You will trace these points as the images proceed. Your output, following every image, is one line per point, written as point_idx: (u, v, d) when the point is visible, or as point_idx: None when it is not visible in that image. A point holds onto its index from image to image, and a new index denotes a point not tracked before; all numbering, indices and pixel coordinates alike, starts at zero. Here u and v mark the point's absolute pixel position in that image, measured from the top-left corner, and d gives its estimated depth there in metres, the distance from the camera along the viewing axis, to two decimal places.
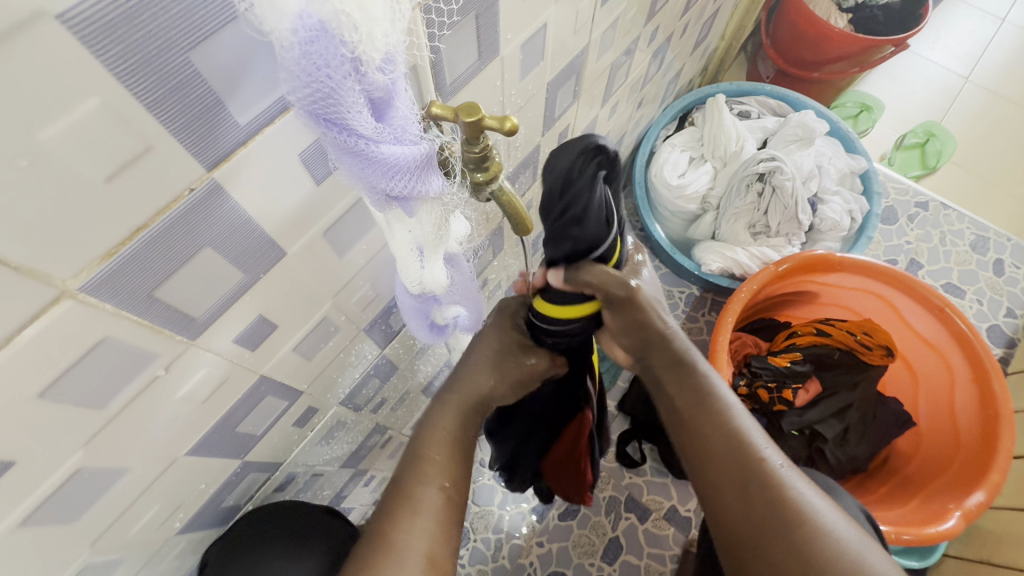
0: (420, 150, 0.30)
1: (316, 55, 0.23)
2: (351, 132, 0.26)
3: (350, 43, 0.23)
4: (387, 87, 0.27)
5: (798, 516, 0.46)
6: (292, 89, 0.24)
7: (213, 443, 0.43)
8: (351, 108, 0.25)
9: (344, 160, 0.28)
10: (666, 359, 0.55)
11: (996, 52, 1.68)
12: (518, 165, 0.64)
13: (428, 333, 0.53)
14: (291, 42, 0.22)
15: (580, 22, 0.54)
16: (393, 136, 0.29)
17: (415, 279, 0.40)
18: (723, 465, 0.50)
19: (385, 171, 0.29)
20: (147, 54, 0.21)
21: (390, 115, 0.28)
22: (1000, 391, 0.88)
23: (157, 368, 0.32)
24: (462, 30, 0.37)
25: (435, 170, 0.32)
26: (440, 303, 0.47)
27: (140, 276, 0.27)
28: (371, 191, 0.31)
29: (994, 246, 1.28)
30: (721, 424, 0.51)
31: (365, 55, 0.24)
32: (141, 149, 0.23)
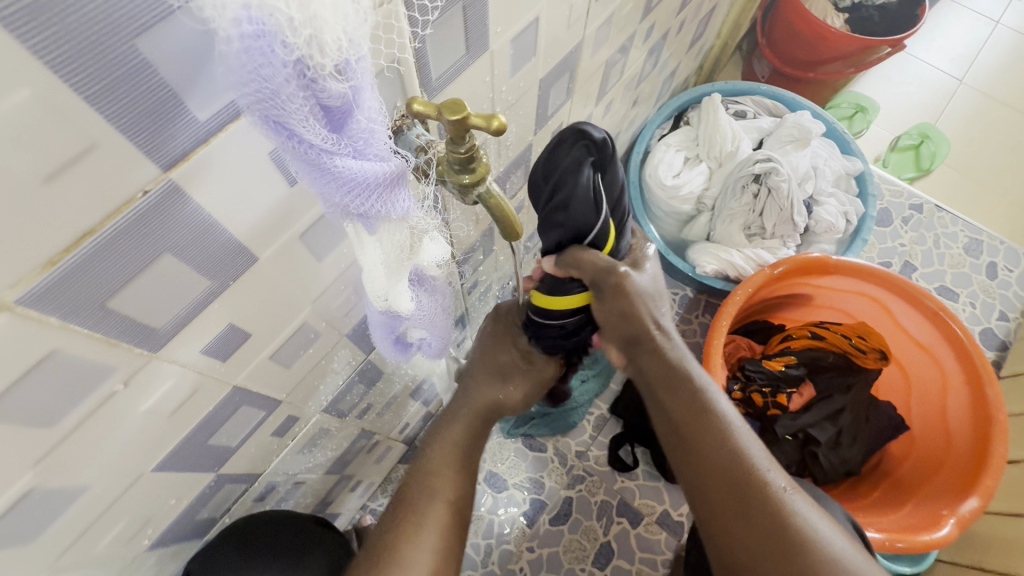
0: (385, 169, 0.29)
1: (259, 53, 0.21)
2: (299, 141, 0.24)
3: (292, 45, 0.21)
4: (345, 96, 0.24)
5: (802, 541, 0.46)
6: (234, 89, 0.22)
7: (184, 457, 0.41)
8: (296, 115, 0.23)
9: (299, 170, 0.26)
10: (667, 373, 0.51)
11: (990, 54, 1.68)
12: (509, 165, 0.62)
13: (391, 349, 0.50)
14: (231, 38, 0.20)
15: (575, 16, 0.52)
16: (353, 149, 0.27)
17: (380, 295, 0.37)
18: (726, 491, 0.49)
19: (338, 184, 0.27)
20: (86, 41, 0.19)
21: (349, 126, 0.26)
22: (993, 397, 0.87)
23: (115, 382, 0.30)
24: (448, 22, 0.35)
25: (402, 187, 0.31)
26: (408, 320, 0.44)
27: (90, 285, 0.25)
28: (329, 204, 0.29)
29: (988, 249, 1.28)
30: (724, 449, 0.49)
31: (312, 59, 0.22)
32: (85, 148, 0.21)
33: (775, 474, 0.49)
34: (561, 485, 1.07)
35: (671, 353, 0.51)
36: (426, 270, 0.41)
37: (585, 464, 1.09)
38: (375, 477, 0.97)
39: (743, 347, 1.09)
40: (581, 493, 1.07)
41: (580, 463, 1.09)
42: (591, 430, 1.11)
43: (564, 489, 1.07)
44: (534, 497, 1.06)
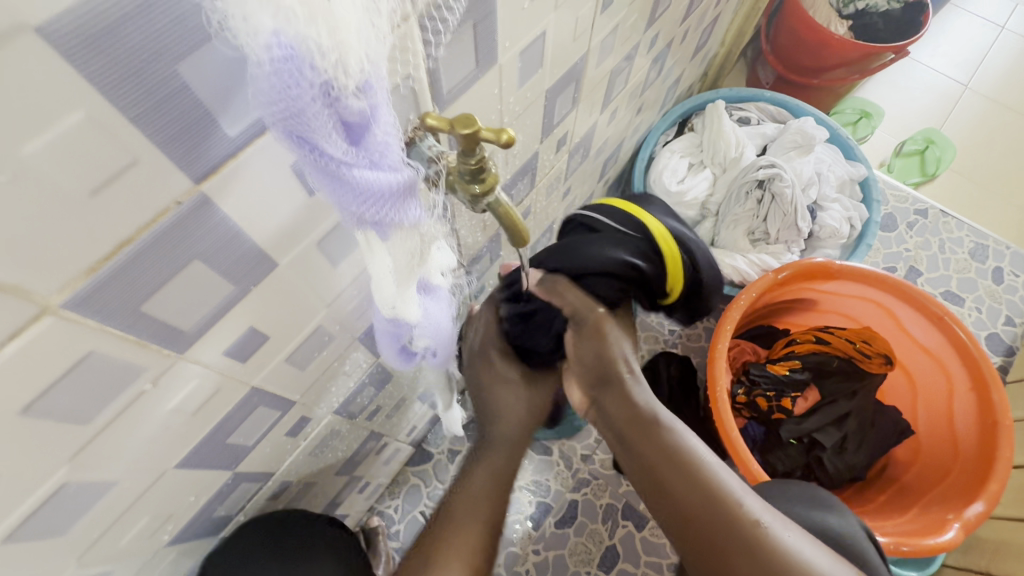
0: (399, 179, 0.30)
1: (287, 75, 0.22)
2: (322, 155, 0.25)
3: (320, 68, 0.22)
4: (363, 112, 0.26)
5: (783, 569, 0.47)
6: (262, 107, 0.23)
7: (204, 454, 0.43)
8: (321, 130, 0.24)
9: (318, 181, 0.27)
10: (631, 417, 0.57)
11: (995, 60, 1.68)
12: (516, 172, 0.64)
13: (399, 360, 0.51)
14: (263, 62, 0.22)
15: (580, 28, 0.54)
16: (371, 160, 0.28)
17: (390, 303, 0.38)
18: (705, 527, 0.51)
19: (357, 196, 0.28)
20: (132, 66, 0.20)
21: (366, 140, 0.27)
22: (998, 401, 0.87)
23: (144, 382, 0.31)
24: (459, 38, 0.37)
25: (413, 198, 0.32)
26: (415, 330, 0.45)
27: (126, 289, 0.26)
28: (346, 213, 0.29)
29: (993, 254, 1.28)
30: (696, 487, 0.52)
31: (337, 80, 0.23)
32: (127, 163, 0.22)
33: (743, 497, 0.52)
34: (566, 488, 1.08)
35: (636, 393, 0.57)
36: (432, 279, 0.42)
37: (590, 467, 1.09)
38: (383, 479, 0.98)
39: (748, 351, 1.10)
40: (586, 496, 1.07)
41: (586, 466, 1.10)
42: (596, 434, 1.12)
43: (569, 492, 1.08)
44: (540, 500, 1.07)
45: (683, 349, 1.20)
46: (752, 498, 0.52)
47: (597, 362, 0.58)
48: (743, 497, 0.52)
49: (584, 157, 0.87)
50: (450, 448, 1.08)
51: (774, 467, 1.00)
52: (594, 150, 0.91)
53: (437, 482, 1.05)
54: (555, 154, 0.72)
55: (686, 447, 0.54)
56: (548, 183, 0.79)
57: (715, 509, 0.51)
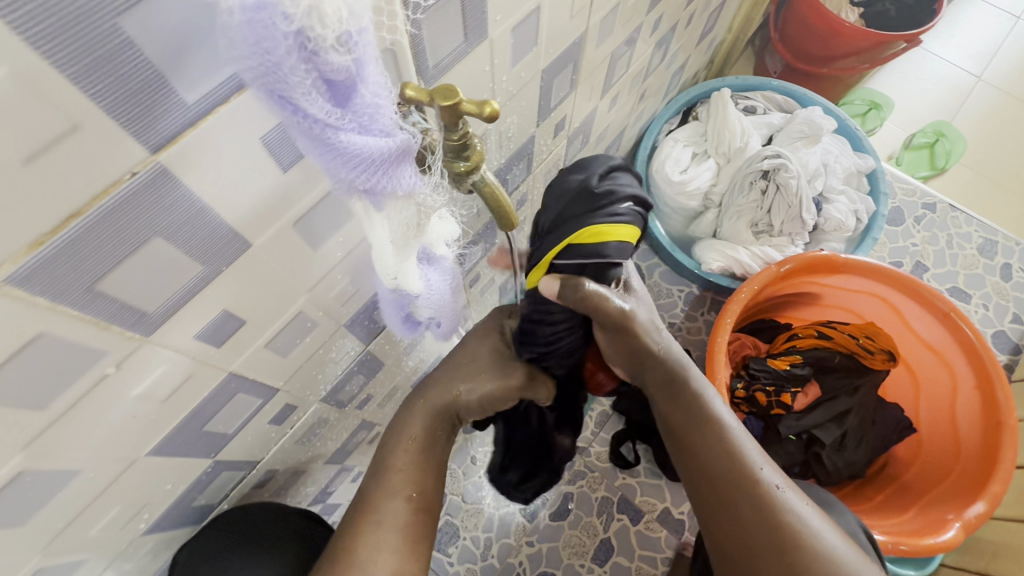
0: (391, 145, 0.28)
1: (261, 26, 0.21)
2: (304, 116, 0.24)
3: (292, 16, 0.21)
4: (349, 70, 0.24)
5: (790, 538, 0.49)
6: (239, 63, 0.22)
7: (179, 443, 0.41)
8: (299, 88, 0.23)
9: (308, 147, 0.26)
10: (662, 377, 0.54)
11: (1011, 51, 1.63)
12: (511, 157, 0.62)
13: (400, 329, 0.50)
14: (234, 11, 0.20)
15: (577, 6, 0.51)
16: (358, 124, 0.26)
17: (391, 274, 0.37)
18: (719, 485, 0.52)
19: (346, 161, 0.26)
20: (67, 19, 0.19)
21: (354, 101, 0.25)
22: (1003, 400, 0.86)
23: (106, 366, 0.30)
24: (444, 6, 0.34)
25: (408, 162, 0.30)
26: (417, 301, 0.44)
27: (79, 266, 0.25)
28: (336, 182, 0.28)
29: (1003, 250, 1.25)
30: (722, 449, 0.52)
31: (314, 32, 0.21)
32: (67, 128, 0.21)
33: (765, 468, 0.52)
34: (561, 481, 1.07)
35: (672, 357, 0.53)
36: (434, 250, 0.41)
37: (586, 460, 1.08)
38: None
39: (748, 345, 1.08)
40: (581, 489, 1.06)
41: (582, 459, 1.08)
42: (593, 427, 1.10)
43: (564, 485, 1.07)
44: None
45: (683, 342, 1.18)
46: (772, 468, 0.52)
47: (624, 344, 0.51)
48: (763, 467, 0.52)
49: (583, 144, 0.85)
50: None
51: (772, 463, 0.99)
52: (594, 137, 0.88)
53: None
54: (552, 139, 0.70)
55: (712, 409, 0.53)
56: (546, 170, 0.76)
57: (734, 474, 0.51)
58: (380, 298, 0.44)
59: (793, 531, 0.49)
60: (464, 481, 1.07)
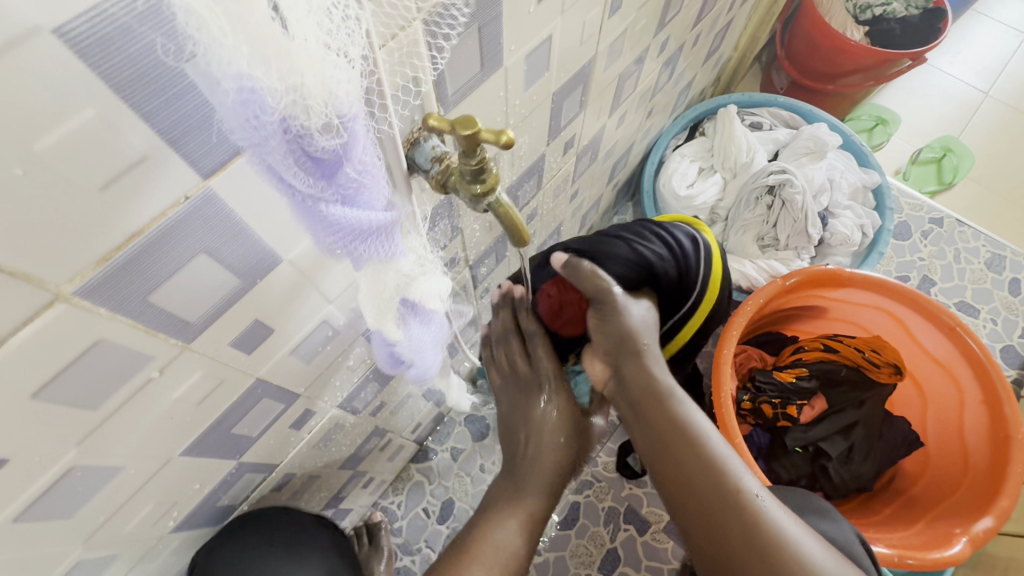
0: (371, 218, 0.31)
1: (252, 115, 0.23)
2: (288, 186, 0.26)
3: (277, 110, 0.23)
4: (334, 149, 0.26)
5: (773, 547, 0.48)
6: (233, 139, 0.24)
7: (209, 444, 0.44)
8: (283, 164, 0.25)
9: (292, 210, 0.29)
10: (644, 386, 0.57)
11: (1017, 67, 1.65)
12: (522, 174, 0.65)
13: (382, 365, 0.51)
14: (230, 98, 0.22)
15: (587, 32, 0.54)
16: (340, 197, 0.29)
17: (373, 322, 0.39)
18: (702, 495, 0.52)
19: (326, 225, 0.29)
20: (145, 67, 0.21)
21: (339, 176, 0.28)
22: (1010, 414, 0.86)
23: (151, 370, 0.33)
24: (465, 41, 0.37)
25: (388, 235, 0.34)
26: (397, 345, 0.45)
27: (136, 280, 0.27)
28: (320, 241, 0.31)
29: (1011, 265, 1.26)
30: (703, 457, 0.53)
31: (298, 119, 0.24)
32: (136, 159, 0.23)
33: (748, 480, 0.52)
34: (569, 490, 1.08)
35: (652, 366, 0.57)
36: (424, 304, 0.42)
37: (593, 469, 1.10)
38: (386, 475, 0.99)
39: (754, 358, 1.09)
40: (588, 499, 1.08)
41: (588, 468, 1.10)
42: (600, 437, 1.12)
43: (571, 494, 1.08)
44: None
45: None
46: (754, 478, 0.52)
47: (616, 338, 0.59)
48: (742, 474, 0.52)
49: (592, 160, 0.87)
50: (454, 446, 1.09)
51: (779, 474, 0.99)
52: (602, 153, 0.91)
53: (440, 480, 1.06)
54: (562, 156, 0.73)
55: (693, 422, 0.55)
56: (556, 185, 0.79)
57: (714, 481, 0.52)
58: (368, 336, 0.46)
59: (778, 543, 0.48)
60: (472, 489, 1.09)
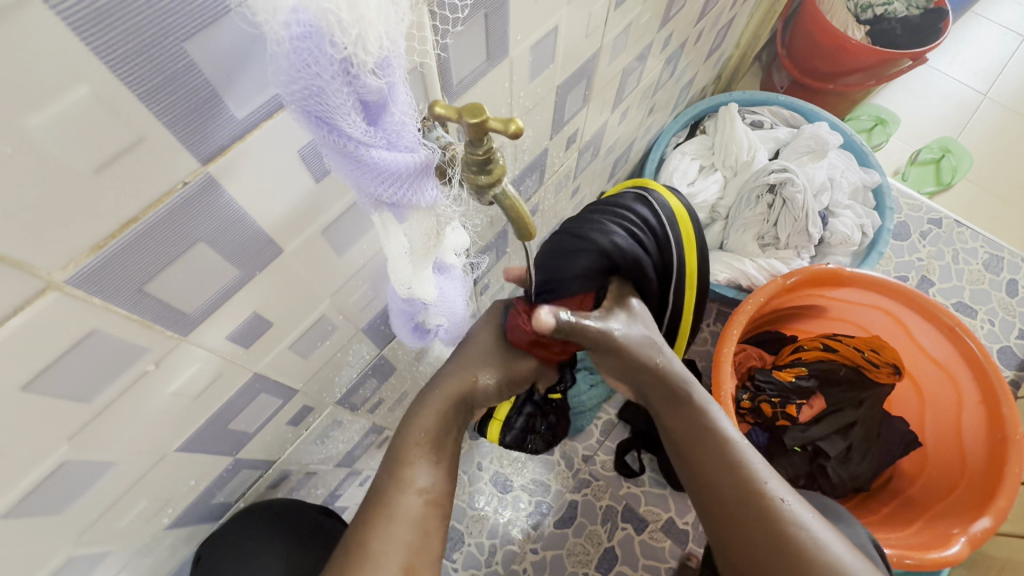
0: (414, 160, 0.29)
1: (307, 53, 0.22)
2: (339, 135, 0.25)
3: (340, 44, 0.22)
4: (382, 91, 0.26)
5: (796, 547, 0.49)
6: (282, 86, 0.23)
7: (204, 440, 0.43)
8: (339, 109, 0.24)
9: (334, 159, 0.27)
10: (665, 392, 0.55)
11: (1016, 69, 1.65)
12: (525, 168, 0.64)
13: (411, 337, 0.52)
14: (281, 40, 0.21)
15: (592, 25, 0.53)
16: (387, 141, 0.28)
17: (405, 284, 0.39)
18: (724, 494, 0.52)
19: (373, 175, 0.28)
20: (142, 43, 0.20)
21: (384, 120, 0.27)
22: (1008, 414, 0.86)
23: (146, 363, 0.32)
24: (471, 29, 0.36)
25: (430, 177, 0.32)
26: (428, 309, 0.46)
27: (131, 268, 0.26)
28: (362, 193, 0.30)
29: (1009, 266, 1.26)
30: (729, 467, 0.52)
31: (355, 55, 0.23)
32: (133, 141, 0.22)
33: (771, 481, 0.52)
34: (566, 489, 1.08)
35: (671, 375, 0.55)
36: (445, 257, 0.44)
37: (591, 467, 1.09)
38: None
39: (754, 356, 1.08)
40: (586, 497, 1.07)
41: (586, 467, 1.09)
42: (599, 435, 1.12)
43: (569, 493, 1.07)
44: (539, 499, 1.07)
45: (688, 353, 1.19)
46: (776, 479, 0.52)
47: (629, 367, 0.55)
48: (770, 482, 0.52)
49: (594, 156, 0.87)
50: None
51: (777, 473, 0.99)
52: (604, 149, 0.90)
53: None
54: (564, 151, 0.72)
55: (715, 422, 0.54)
56: (557, 181, 0.78)
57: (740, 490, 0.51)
58: (391, 308, 0.47)
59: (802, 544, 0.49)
60: (470, 487, 1.08)
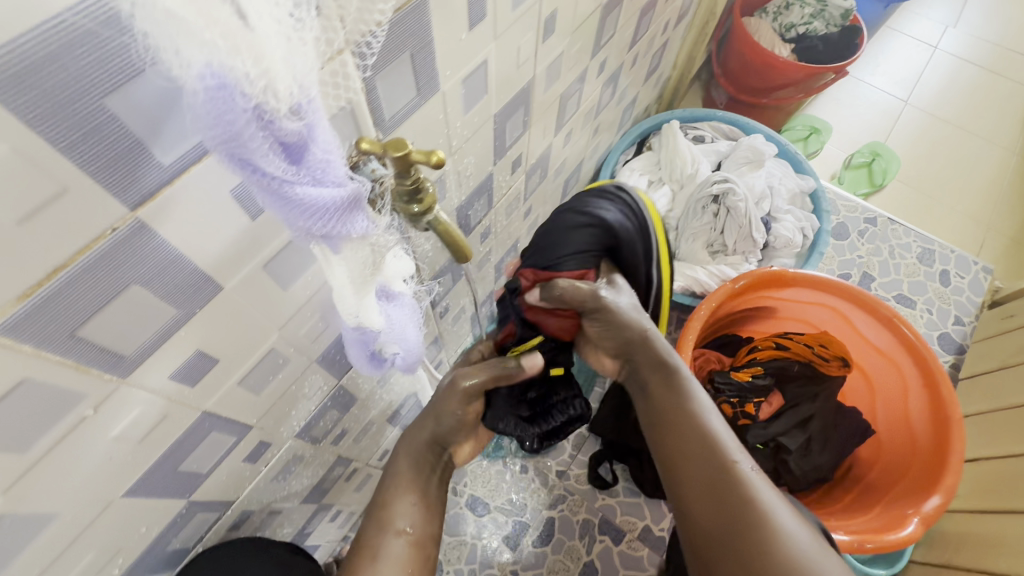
0: (343, 194, 0.31)
1: (221, 103, 0.23)
2: (262, 175, 0.27)
3: (250, 95, 0.23)
4: (300, 133, 0.27)
5: (758, 518, 0.50)
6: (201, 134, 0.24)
7: (154, 483, 0.42)
8: (258, 152, 0.25)
9: (263, 199, 0.28)
10: (653, 361, 0.63)
11: (931, 77, 1.80)
12: (471, 194, 0.66)
13: (366, 367, 0.52)
14: (197, 91, 0.23)
15: (523, 56, 0.57)
16: (312, 178, 0.29)
17: (353, 313, 0.40)
18: (695, 461, 0.55)
19: (301, 211, 0.29)
20: (59, 101, 0.22)
21: (307, 159, 0.28)
22: (947, 396, 0.91)
23: (85, 409, 0.32)
24: (395, 68, 0.39)
25: (359, 209, 0.33)
26: (381, 336, 0.47)
27: (63, 314, 0.27)
28: (293, 229, 0.31)
29: (940, 257, 1.35)
30: (699, 429, 0.57)
31: (268, 104, 0.24)
32: (57, 191, 0.23)
33: (742, 456, 0.55)
34: (543, 506, 1.08)
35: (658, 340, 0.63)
36: (393, 285, 0.45)
37: (565, 483, 1.10)
38: (355, 507, 0.97)
39: (712, 360, 1.11)
40: (562, 513, 1.07)
41: (561, 482, 1.10)
42: (571, 449, 1.13)
43: (546, 510, 1.07)
44: (516, 519, 1.07)
45: None
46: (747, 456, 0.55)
47: (615, 334, 0.64)
48: (738, 454, 0.55)
49: (543, 178, 0.90)
50: None
51: None
52: (553, 171, 0.94)
53: None
54: (511, 175, 0.75)
55: (695, 395, 0.60)
56: (508, 203, 0.81)
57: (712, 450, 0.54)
58: (345, 339, 0.47)
59: (763, 515, 0.50)
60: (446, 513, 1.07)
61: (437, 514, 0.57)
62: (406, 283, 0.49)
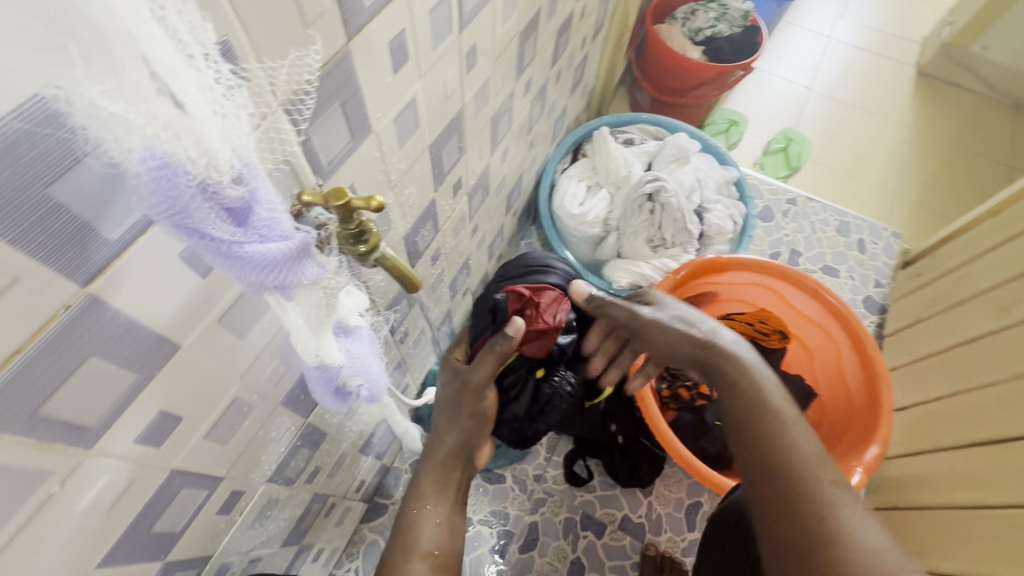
0: (291, 245, 0.33)
1: (165, 181, 0.25)
2: (212, 240, 0.28)
3: (193, 171, 0.26)
4: (243, 197, 0.29)
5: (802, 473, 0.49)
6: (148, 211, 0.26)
7: (128, 549, 0.42)
8: (205, 219, 0.27)
9: (214, 262, 0.30)
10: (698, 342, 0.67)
11: (829, 64, 1.97)
12: (416, 221, 0.69)
13: (331, 403, 0.53)
14: (140, 173, 0.25)
15: (449, 89, 0.60)
16: (259, 235, 0.31)
17: (312, 352, 0.42)
18: (741, 427, 0.57)
19: (253, 268, 0.31)
20: (6, 200, 0.23)
21: (252, 219, 0.31)
22: (873, 353, 1.01)
23: (52, 485, 0.32)
24: (327, 119, 0.41)
25: (308, 257, 0.35)
26: (343, 372, 0.49)
27: (24, 395, 0.28)
28: (247, 284, 0.32)
29: (855, 228, 1.48)
30: (744, 395, 0.59)
31: (210, 177, 0.27)
32: (9, 282, 0.24)
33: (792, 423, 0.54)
34: (524, 512, 1.10)
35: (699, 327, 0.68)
36: (350, 320, 0.47)
37: (543, 486, 1.13)
38: (337, 543, 0.96)
39: None
40: (544, 516, 1.10)
41: (539, 486, 1.13)
42: (545, 452, 1.16)
43: (528, 515, 1.10)
44: (500, 528, 1.09)
45: None
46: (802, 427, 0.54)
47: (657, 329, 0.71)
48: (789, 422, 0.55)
49: (485, 196, 0.94)
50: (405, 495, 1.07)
51: (708, 450, 1.08)
52: (494, 188, 0.97)
53: None
54: (453, 198, 0.78)
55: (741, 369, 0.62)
56: (453, 225, 0.84)
57: (796, 492, 0.48)
58: (307, 378, 0.48)
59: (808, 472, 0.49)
60: None
61: (418, 535, 0.58)
62: (361, 317, 0.51)
